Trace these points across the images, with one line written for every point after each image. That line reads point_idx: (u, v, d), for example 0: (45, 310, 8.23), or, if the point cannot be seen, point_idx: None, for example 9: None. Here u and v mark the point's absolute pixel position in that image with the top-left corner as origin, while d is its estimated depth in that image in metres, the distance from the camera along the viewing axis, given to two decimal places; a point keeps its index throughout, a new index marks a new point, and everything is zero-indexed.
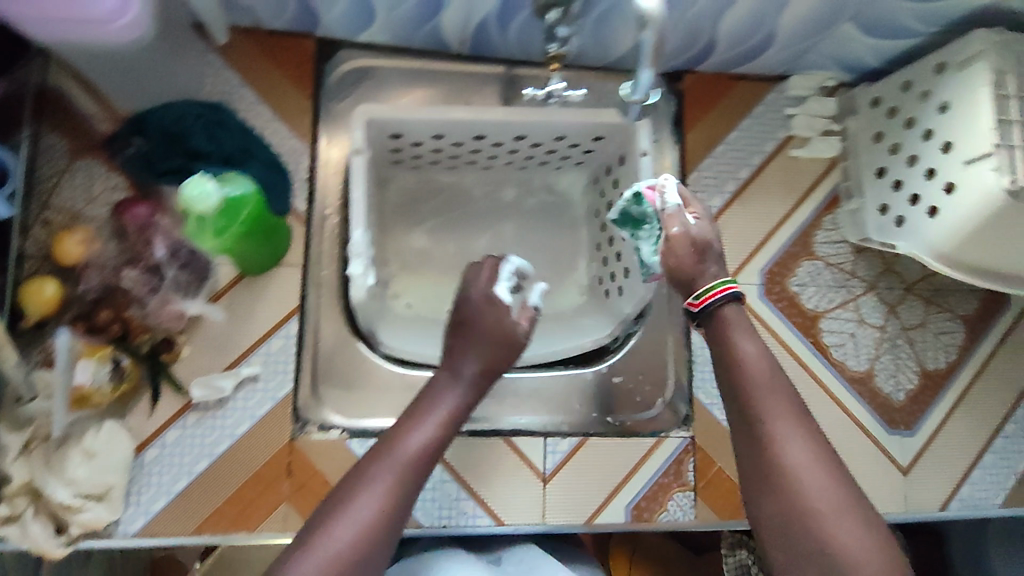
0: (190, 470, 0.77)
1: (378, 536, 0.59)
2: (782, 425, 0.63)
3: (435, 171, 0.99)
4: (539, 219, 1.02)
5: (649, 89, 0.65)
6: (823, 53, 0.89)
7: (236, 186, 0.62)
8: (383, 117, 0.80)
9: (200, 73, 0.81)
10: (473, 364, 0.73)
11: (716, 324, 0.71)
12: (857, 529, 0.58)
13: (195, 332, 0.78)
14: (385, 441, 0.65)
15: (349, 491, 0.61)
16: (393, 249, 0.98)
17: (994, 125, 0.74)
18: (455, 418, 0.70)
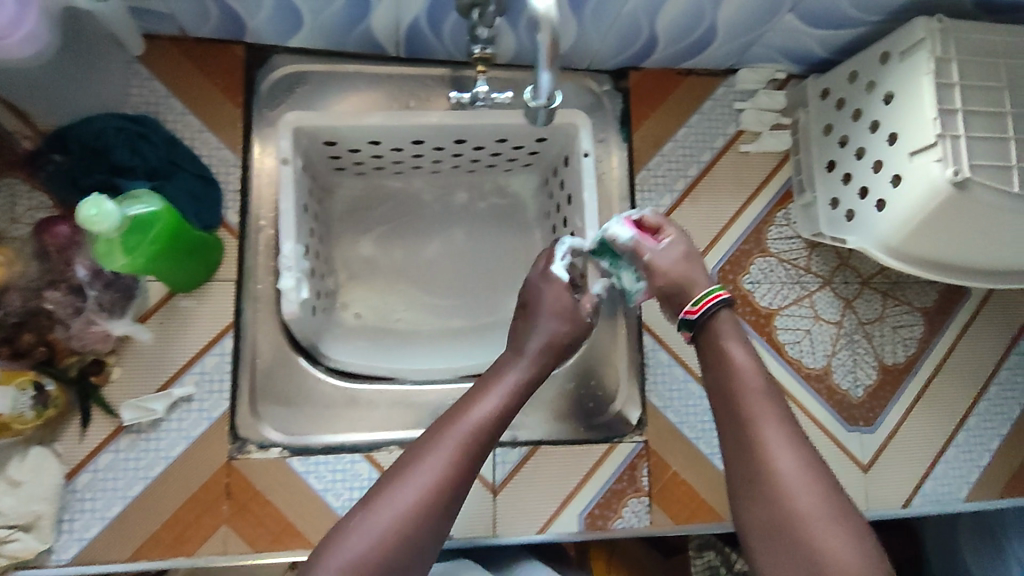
0: (125, 495, 0.74)
1: (421, 521, 0.60)
2: (776, 428, 0.62)
3: (382, 176, 0.96)
4: (492, 222, 0.99)
5: (554, 91, 0.64)
6: (769, 45, 0.88)
7: (147, 203, 0.61)
8: (311, 126, 0.80)
9: (125, 86, 0.80)
10: (539, 339, 0.76)
11: (706, 331, 0.71)
12: (844, 537, 0.56)
13: (125, 352, 0.76)
14: (431, 437, 0.66)
15: (388, 485, 0.62)
16: (340, 258, 0.95)
17: (936, 115, 0.72)
18: (507, 412, 0.70)
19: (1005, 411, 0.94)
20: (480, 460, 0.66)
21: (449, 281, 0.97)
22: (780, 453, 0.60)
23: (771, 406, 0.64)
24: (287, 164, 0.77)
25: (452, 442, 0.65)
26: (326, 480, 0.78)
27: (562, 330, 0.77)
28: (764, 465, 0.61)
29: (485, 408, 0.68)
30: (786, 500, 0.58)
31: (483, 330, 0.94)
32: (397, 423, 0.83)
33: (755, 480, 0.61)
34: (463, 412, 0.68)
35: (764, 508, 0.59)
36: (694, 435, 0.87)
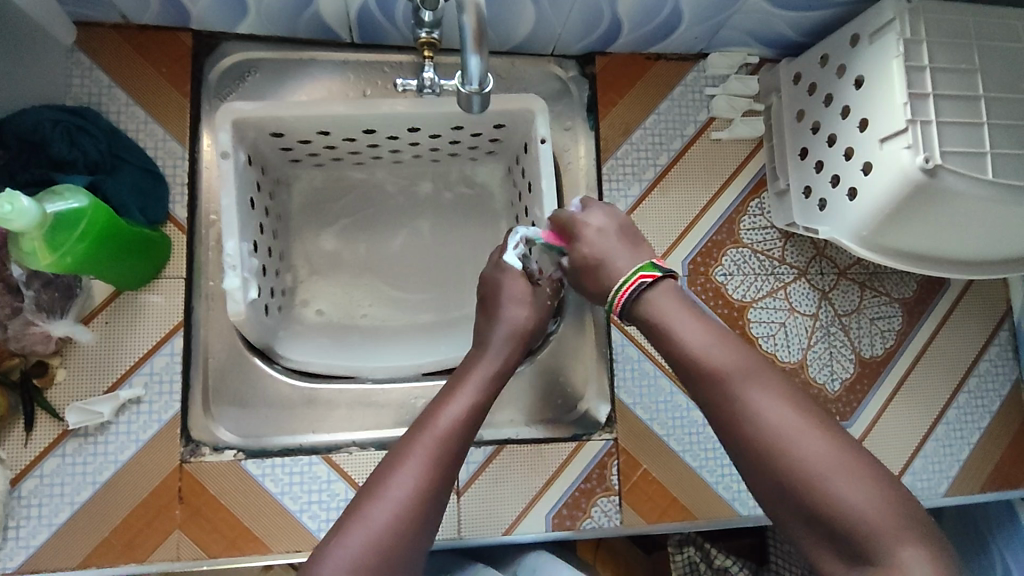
0: (73, 501, 0.72)
1: (399, 535, 0.56)
2: (758, 388, 0.56)
3: (344, 167, 0.94)
4: (458, 214, 0.96)
5: (486, 75, 0.63)
6: (737, 27, 0.85)
7: (68, 200, 0.60)
8: (255, 117, 0.77)
9: (66, 76, 0.77)
10: (501, 334, 0.73)
11: (644, 314, 0.66)
12: (863, 485, 0.51)
13: (70, 353, 0.73)
14: (403, 443, 0.63)
15: (364, 499, 0.59)
16: (301, 253, 0.92)
17: (906, 100, 0.69)
18: (479, 410, 0.67)
19: (985, 404, 0.92)
20: (457, 461, 0.63)
21: (415, 275, 0.94)
22: (769, 415, 0.55)
23: (742, 365, 0.58)
24: (229, 158, 0.74)
25: (424, 446, 0.62)
26: (283, 482, 0.75)
27: (522, 323, 0.75)
28: (754, 435, 0.54)
29: (455, 410, 0.65)
30: (793, 467, 0.52)
31: (449, 325, 0.92)
32: (357, 423, 0.81)
33: (753, 453, 0.54)
34: (434, 414, 0.65)
35: (772, 480, 0.53)
36: (666, 432, 0.84)
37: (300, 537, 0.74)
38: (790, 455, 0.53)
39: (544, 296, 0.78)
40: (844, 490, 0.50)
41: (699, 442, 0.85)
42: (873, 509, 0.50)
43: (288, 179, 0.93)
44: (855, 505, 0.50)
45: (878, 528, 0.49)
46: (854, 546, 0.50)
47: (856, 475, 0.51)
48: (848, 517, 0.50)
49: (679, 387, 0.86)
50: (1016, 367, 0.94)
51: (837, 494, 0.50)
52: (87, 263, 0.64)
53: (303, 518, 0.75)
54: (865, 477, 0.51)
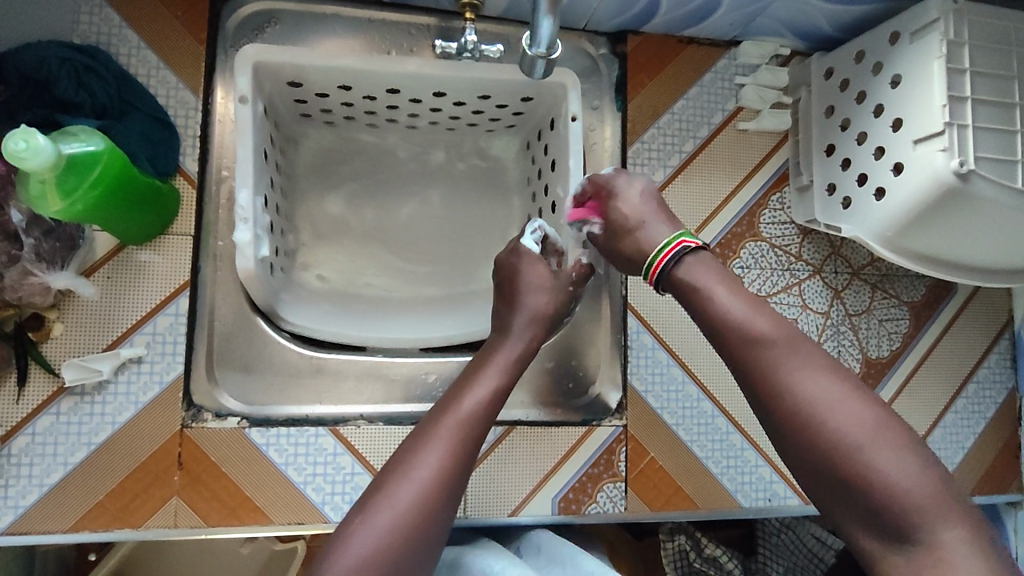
0: (66, 461, 0.69)
1: (426, 514, 0.56)
2: (800, 365, 0.56)
3: (354, 128, 0.90)
4: (470, 185, 0.94)
5: (554, 40, 0.63)
6: (775, 17, 0.84)
7: (84, 142, 0.57)
8: (274, 62, 0.73)
9: (73, 11, 0.72)
10: (524, 314, 0.72)
11: (684, 285, 0.64)
12: (905, 462, 0.51)
13: (68, 307, 0.70)
14: (427, 425, 0.62)
15: (387, 479, 0.58)
16: (305, 216, 0.89)
17: (946, 102, 0.69)
18: (502, 392, 0.66)
19: (981, 410, 0.94)
20: (478, 443, 0.62)
21: (423, 247, 0.92)
22: (810, 389, 0.54)
23: (784, 337, 0.58)
24: (246, 104, 0.70)
25: (449, 427, 0.61)
26: (288, 453, 0.73)
27: (541, 304, 0.73)
28: (796, 411, 0.54)
29: (478, 394, 0.64)
30: (833, 442, 0.53)
31: (458, 300, 0.89)
32: (365, 396, 0.79)
33: (790, 425, 0.55)
34: (457, 396, 0.64)
35: (813, 458, 0.54)
36: (675, 421, 0.84)
37: (302, 509, 0.73)
38: (826, 432, 0.53)
39: (565, 281, 0.76)
40: (883, 468, 0.51)
41: (707, 433, 0.85)
42: (911, 484, 0.50)
43: (296, 138, 0.89)
44: (892, 481, 0.51)
45: (921, 505, 0.50)
46: (891, 523, 0.51)
47: (891, 452, 0.51)
48: (884, 491, 0.50)
49: (690, 377, 0.85)
50: (1012, 375, 0.96)
51: (874, 470, 0.51)
52: (98, 214, 0.61)
53: (306, 491, 0.73)
54: (901, 454, 0.51)
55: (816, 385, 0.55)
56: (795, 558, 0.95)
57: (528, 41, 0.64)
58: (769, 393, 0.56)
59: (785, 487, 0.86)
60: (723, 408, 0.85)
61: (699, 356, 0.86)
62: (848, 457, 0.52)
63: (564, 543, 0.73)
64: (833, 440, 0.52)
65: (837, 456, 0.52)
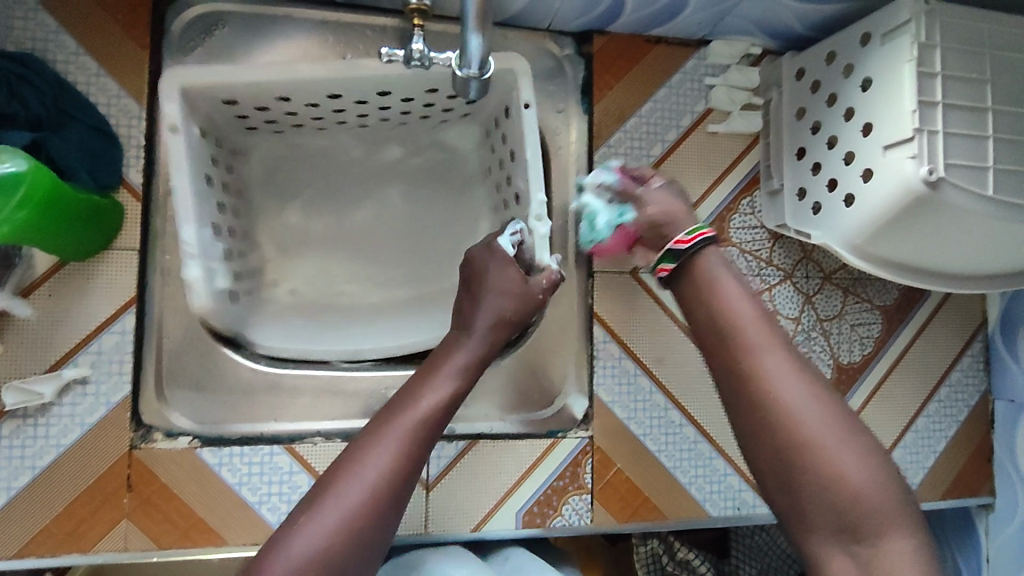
0: (9, 486, 0.66)
1: (373, 516, 0.55)
2: (777, 355, 0.56)
3: (304, 135, 0.86)
4: (424, 182, 0.91)
5: (486, 62, 0.62)
6: (744, 16, 0.81)
7: (4, 161, 0.52)
8: (201, 85, 0.70)
9: (6, 16, 0.68)
10: (484, 318, 0.71)
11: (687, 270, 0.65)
12: (869, 466, 0.51)
13: (7, 328, 0.67)
14: (378, 423, 0.61)
15: (337, 475, 0.57)
16: (267, 230, 0.86)
17: (915, 107, 0.67)
18: (458, 397, 0.66)
19: (952, 413, 0.93)
20: (429, 449, 0.62)
21: (381, 254, 0.89)
22: (779, 380, 0.55)
23: (765, 326, 0.59)
24: (178, 132, 0.67)
25: (402, 427, 0.60)
26: (241, 473, 0.71)
27: (508, 308, 0.72)
28: (769, 401, 0.54)
29: (437, 394, 0.64)
30: (796, 429, 0.53)
31: (418, 308, 0.87)
32: (322, 411, 0.77)
33: (759, 414, 0.55)
34: (416, 396, 0.63)
35: (776, 451, 0.53)
36: (642, 431, 0.83)
37: (257, 529, 0.71)
38: (791, 416, 0.53)
39: (535, 289, 0.74)
40: (844, 464, 0.51)
41: (674, 443, 0.83)
42: (867, 482, 0.51)
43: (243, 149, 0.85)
44: (848, 475, 0.51)
45: (872, 503, 0.50)
46: (847, 526, 0.50)
47: (851, 445, 0.52)
48: (846, 490, 0.50)
49: (658, 386, 0.84)
50: (985, 378, 0.95)
51: (834, 461, 0.51)
52: (36, 235, 0.59)
53: (261, 510, 0.71)
54: (860, 448, 0.52)
55: (786, 372, 0.56)
56: (768, 560, 0.95)
57: (456, 62, 0.63)
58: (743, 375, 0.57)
59: (753, 495, 0.84)
60: (691, 417, 0.84)
61: (667, 365, 0.84)
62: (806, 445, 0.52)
63: (530, 557, 0.74)
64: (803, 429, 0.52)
65: (797, 445, 0.52)
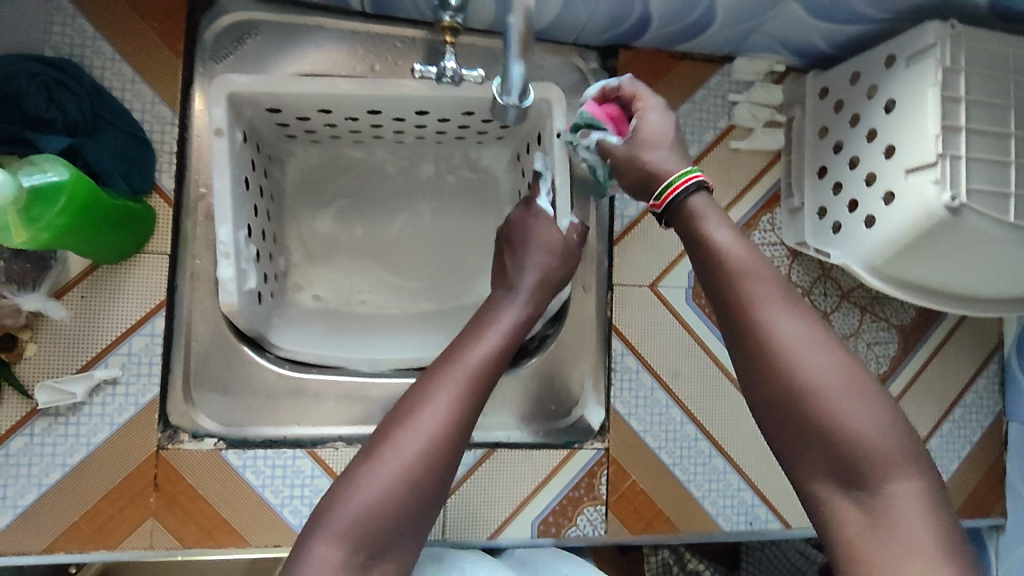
0: (40, 482, 0.68)
1: (427, 465, 0.59)
2: (785, 311, 0.54)
3: (341, 145, 0.89)
4: (457, 197, 0.92)
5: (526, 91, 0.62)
6: (770, 34, 0.81)
7: (47, 171, 0.54)
8: (248, 93, 0.72)
9: (46, 22, 0.70)
10: (530, 277, 0.73)
11: (685, 223, 0.61)
12: (874, 414, 0.50)
13: (41, 328, 0.68)
14: (432, 374, 0.64)
15: (392, 426, 0.61)
16: (296, 233, 0.88)
17: (938, 132, 0.67)
18: (505, 354, 0.68)
19: (966, 434, 0.94)
20: (483, 400, 0.65)
21: (405, 261, 0.90)
22: (783, 331, 0.53)
23: (768, 273, 0.56)
24: (222, 136, 0.71)
25: (454, 382, 0.63)
26: (265, 475, 0.73)
27: (544, 289, 0.74)
28: (771, 351, 0.53)
29: (483, 350, 0.66)
30: (803, 385, 0.51)
31: (439, 317, 0.88)
32: (344, 416, 0.78)
33: (759, 365, 0.53)
34: (464, 351, 0.66)
35: (777, 400, 0.53)
36: (658, 444, 0.84)
37: (279, 531, 0.73)
38: (797, 372, 0.52)
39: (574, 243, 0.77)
40: (847, 413, 0.50)
41: (690, 456, 0.84)
42: (875, 431, 0.50)
43: (282, 155, 0.88)
44: (854, 426, 0.50)
45: (879, 452, 0.49)
46: (848, 472, 0.50)
47: (858, 397, 0.51)
48: (848, 438, 0.50)
49: (674, 400, 0.85)
50: (999, 400, 0.96)
51: (840, 413, 0.50)
52: (68, 240, 0.59)
53: (283, 513, 0.73)
54: (864, 395, 0.51)
55: (795, 327, 0.53)
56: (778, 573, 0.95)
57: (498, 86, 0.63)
58: (748, 333, 0.54)
59: (766, 510, 0.85)
60: (706, 432, 0.85)
61: (684, 380, 0.85)
62: (812, 400, 0.51)
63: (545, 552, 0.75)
64: (805, 379, 0.51)
65: (798, 397, 0.51)
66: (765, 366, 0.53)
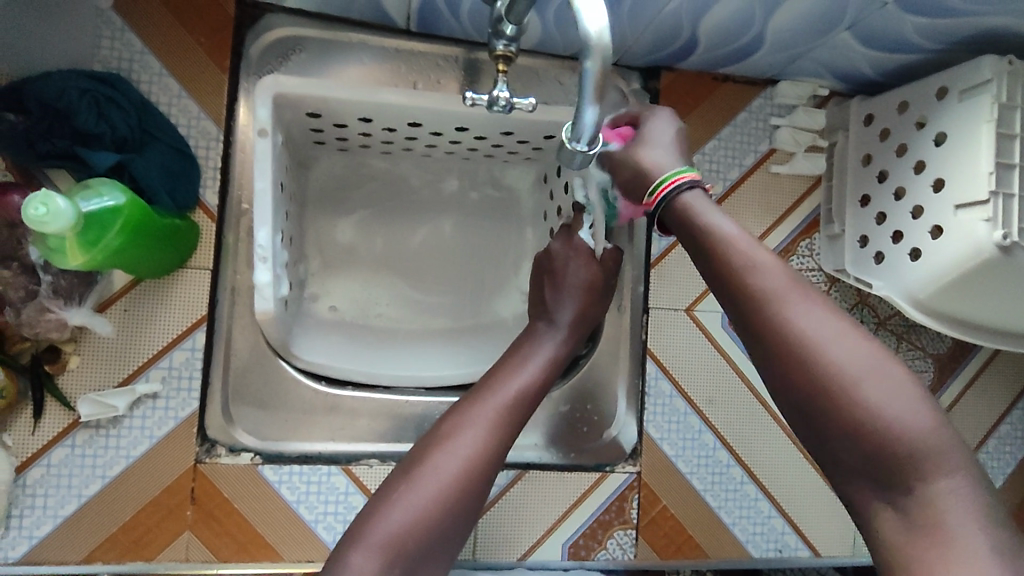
0: (80, 493, 0.69)
1: (461, 489, 0.59)
2: (801, 305, 0.51)
3: (367, 155, 0.89)
4: (481, 216, 0.92)
5: (597, 136, 0.52)
6: (817, 60, 0.80)
7: (102, 197, 0.57)
8: (295, 95, 0.73)
9: (95, 36, 0.70)
10: (569, 312, 0.74)
11: (682, 224, 0.59)
12: (909, 409, 0.46)
13: (85, 341, 0.69)
14: (466, 403, 0.64)
15: (427, 450, 0.61)
16: (316, 242, 0.88)
17: (992, 169, 0.67)
18: (541, 386, 0.68)
19: (999, 466, 0.93)
20: (518, 429, 0.64)
21: (436, 276, 0.91)
22: (798, 330, 0.49)
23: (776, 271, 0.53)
24: (266, 137, 0.70)
25: (488, 410, 0.63)
26: (300, 491, 0.73)
27: (583, 314, 0.74)
28: (788, 354, 0.49)
29: (521, 379, 0.66)
30: (824, 384, 0.48)
31: (467, 335, 0.88)
32: (377, 433, 0.78)
33: (780, 370, 0.50)
34: (503, 378, 0.66)
35: (803, 405, 0.49)
36: (689, 470, 0.83)
37: (313, 548, 0.73)
38: (819, 368, 0.48)
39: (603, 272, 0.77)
40: (877, 412, 0.46)
41: (720, 483, 0.84)
42: (908, 427, 0.45)
43: (308, 161, 0.87)
44: (887, 420, 0.46)
45: (919, 446, 0.45)
46: (889, 476, 0.46)
47: (890, 390, 0.46)
48: (883, 438, 0.46)
49: (707, 426, 0.84)
50: None
51: (869, 409, 0.46)
52: (116, 258, 0.60)
53: (317, 529, 0.73)
54: (894, 390, 0.46)
55: (815, 321, 0.50)
56: None
57: (566, 132, 0.52)
58: (763, 332, 0.51)
59: (796, 539, 0.85)
60: (738, 458, 0.85)
61: (716, 406, 0.85)
62: (837, 397, 0.47)
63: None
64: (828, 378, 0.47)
65: (823, 398, 0.48)
66: (785, 369, 0.50)
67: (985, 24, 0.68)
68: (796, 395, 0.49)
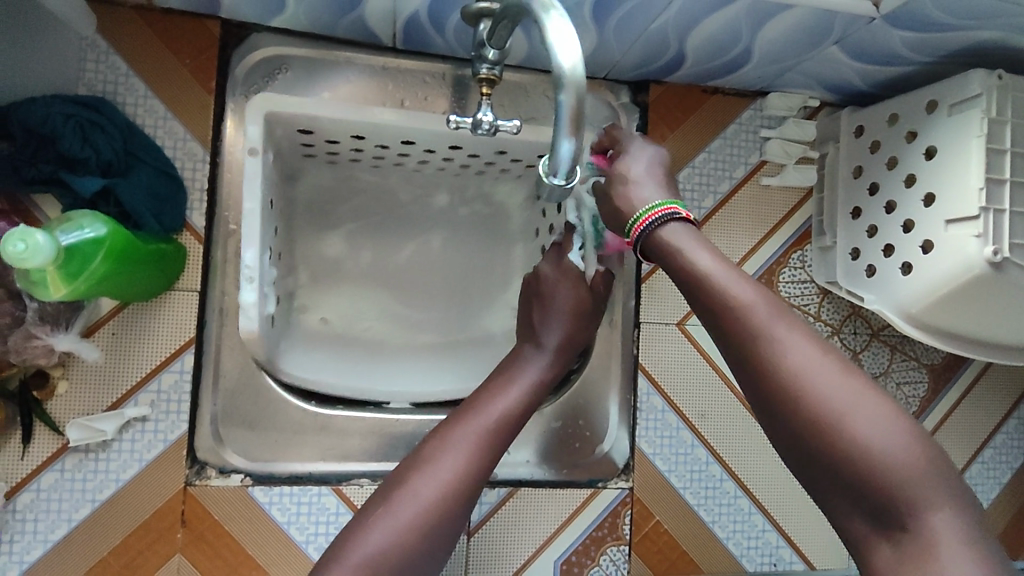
0: (70, 518, 0.69)
1: (442, 513, 0.58)
2: (784, 325, 0.50)
3: (355, 168, 0.88)
4: (469, 231, 0.92)
5: (575, 169, 0.51)
6: (806, 72, 0.79)
7: (83, 228, 0.57)
8: (287, 116, 0.74)
9: (80, 59, 0.70)
10: (557, 333, 0.73)
11: (666, 249, 0.58)
12: (899, 440, 0.45)
13: (74, 366, 0.69)
14: (445, 427, 0.64)
15: (410, 472, 0.60)
16: (304, 256, 0.87)
17: (983, 185, 0.66)
18: (525, 407, 0.68)
19: (995, 476, 0.92)
20: (500, 451, 0.64)
21: (427, 291, 0.91)
22: (784, 359, 0.49)
23: (762, 299, 0.52)
24: (256, 155, 0.72)
25: (469, 433, 0.63)
26: (290, 512, 0.73)
27: (572, 332, 0.74)
28: (774, 383, 0.48)
29: (505, 401, 0.66)
30: (811, 413, 0.47)
31: (457, 350, 0.88)
32: (368, 452, 0.78)
33: (765, 399, 0.49)
34: (486, 401, 0.66)
35: (791, 434, 0.48)
36: (682, 485, 0.83)
37: (304, 569, 0.73)
38: (803, 395, 0.47)
39: (592, 292, 0.76)
40: (866, 442, 0.45)
41: (714, 497, 0.84)
42: (899, 457, 0.44)
43: (295, 173, 0.86)
44: (874, 448, 0.45)
45: (906, 479, 0.44)
46: (881, 508, 0.45)
47: (874, 412, 0.46)
48: (875, 469, 0.44)
49: (700, 440, 0.84)
50: None
51: (854, 439, 0.45)
52: (102, 286, 0.60)
53: (308, 550, 0.73)
54: (882, 419, 0.45)
55: (798, 348, 0.49)
56: None
57: (542, 167, 0.52)
58: (747, 360, 0.50)
59: (791, 552, 0.85)
60: (731, 471, 0.84)
61: (709, 419, 0.84)
62: (825, 421, 0.46)
63: None
64: (814, 407, 0.47)
65: (811, 429, 0.47)
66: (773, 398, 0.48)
67: (972, 38, 0.67)
68: (783, 425, 0.48)
